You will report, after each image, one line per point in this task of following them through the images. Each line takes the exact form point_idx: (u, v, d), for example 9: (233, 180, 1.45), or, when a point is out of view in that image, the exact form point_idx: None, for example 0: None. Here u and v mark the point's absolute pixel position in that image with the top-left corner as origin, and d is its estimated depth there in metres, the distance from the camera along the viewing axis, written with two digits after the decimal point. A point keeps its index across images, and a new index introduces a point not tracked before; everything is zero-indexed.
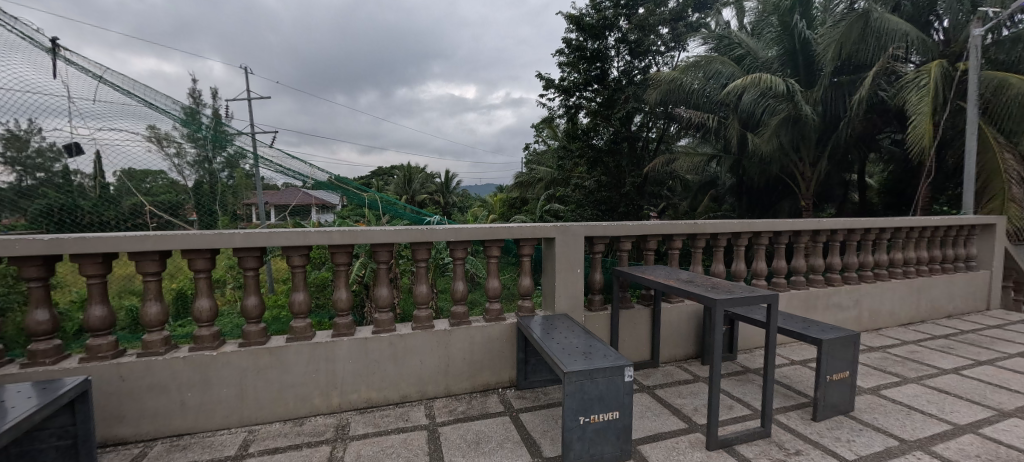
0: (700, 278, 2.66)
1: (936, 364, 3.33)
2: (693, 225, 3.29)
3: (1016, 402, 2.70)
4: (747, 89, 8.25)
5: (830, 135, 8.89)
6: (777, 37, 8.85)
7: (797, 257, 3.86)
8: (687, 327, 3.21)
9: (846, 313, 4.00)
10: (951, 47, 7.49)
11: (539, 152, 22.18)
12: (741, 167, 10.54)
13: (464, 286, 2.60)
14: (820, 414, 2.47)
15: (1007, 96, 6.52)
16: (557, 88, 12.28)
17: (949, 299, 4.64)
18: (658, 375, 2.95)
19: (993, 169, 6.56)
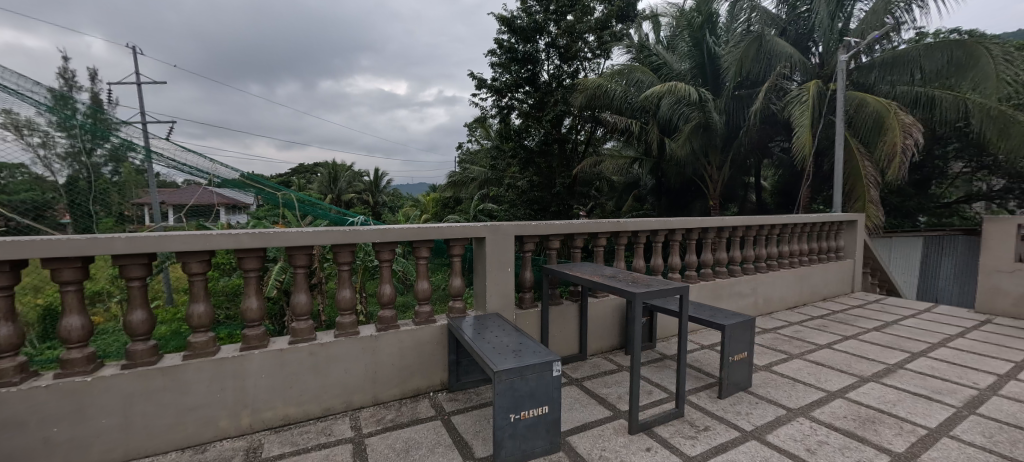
0: (622, 273, 2.82)
1: (815, 341, 3.86)
2: (617, 224, 3.48)
3: (873, 369, 3.22)
4: (665, 96, 8.83)
5: (734, 141, 9.82)
6: (689, 51, 9.68)
7: (705, 251, 4.27)
8: (611, 320, 3.39)
9: (746, 300, 4.48)
10: (824, 69, 8.72)
11: (472, 151, 22.13)
12: (660, 170, 11.35)
13: (392, 288, 2.51)
14: (725, 392, 2.74)
15: (865, 113, 7.72)
16: (490, 88, 12.36)
17: (825, 285, 5.40)
18: (586, 367, 3.08)
19: (856, 175, 7.73)
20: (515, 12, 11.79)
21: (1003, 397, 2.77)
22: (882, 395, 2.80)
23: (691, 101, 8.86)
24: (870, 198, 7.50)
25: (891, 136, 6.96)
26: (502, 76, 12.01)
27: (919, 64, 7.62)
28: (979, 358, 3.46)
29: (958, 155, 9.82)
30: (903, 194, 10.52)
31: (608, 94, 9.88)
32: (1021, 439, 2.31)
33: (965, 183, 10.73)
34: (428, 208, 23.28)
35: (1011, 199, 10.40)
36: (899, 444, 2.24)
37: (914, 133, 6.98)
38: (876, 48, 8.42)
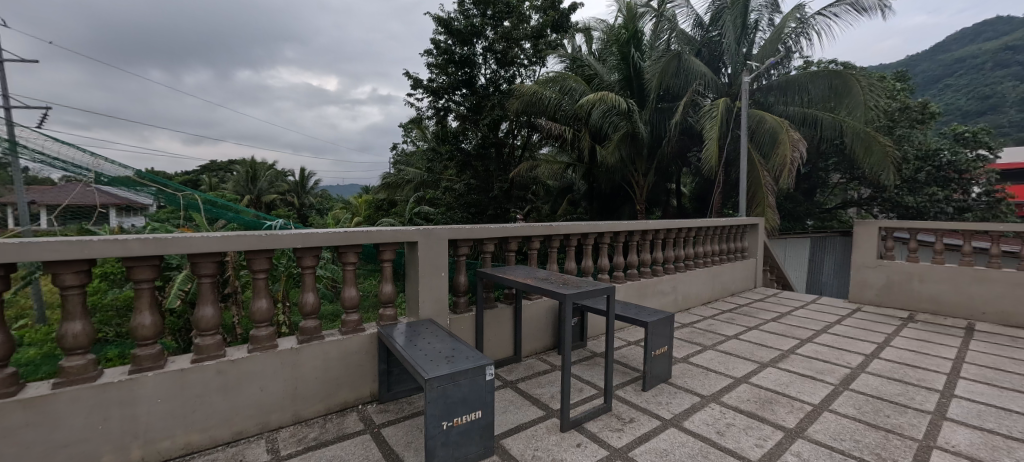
0: (554, 275, 2.89)
1: (725, 333, 4.25)
2: (550, 227, 3.57)
3: (771, 355, 3.62)
4: (596, 105, 9.23)
5: (657, 150, 10.53)
6: (617, 64, 10.15)
7: (631, 252, 4.53)
8: (544, 322, 3.46)
9: (667, 297, 4.82)
10: (732, 88, 9.68)
11: (407, 152, 21.60)
12: (592, 176, 11.85)
13: (316, 297, 2.35)
14: (648, 385, 2.92)
15: (763, 129, 8.68)
16: (425, 89, 12.17)
17: (733, 282, 5.97)
18: (520, 369, 3.12)
19: (758, 185, 8.67)
20: (451, 13, 11.70)
21: (869, 374, 3.25)
22: (778, 378, 3.15)
23: (620, 111, 9.37)
24: (768, 204, 8.45)
25: (783, 149, 7.91)
26: (438, 78, 11.86)
27: (806, 89, 8.73)
28: (852, 342, 4.02)
29: (837, 168, 11.39)
30: (795, 200, 11.98)
31: (542, 101, 10.22)
32: (883, 408, 2.72)
33: (841, 191, 12.47)
34: (361, 210, 22.34)
35: (875, 205, 12.25)
36: (792, 421, 2.53)
37: (801, 147, 8.01)
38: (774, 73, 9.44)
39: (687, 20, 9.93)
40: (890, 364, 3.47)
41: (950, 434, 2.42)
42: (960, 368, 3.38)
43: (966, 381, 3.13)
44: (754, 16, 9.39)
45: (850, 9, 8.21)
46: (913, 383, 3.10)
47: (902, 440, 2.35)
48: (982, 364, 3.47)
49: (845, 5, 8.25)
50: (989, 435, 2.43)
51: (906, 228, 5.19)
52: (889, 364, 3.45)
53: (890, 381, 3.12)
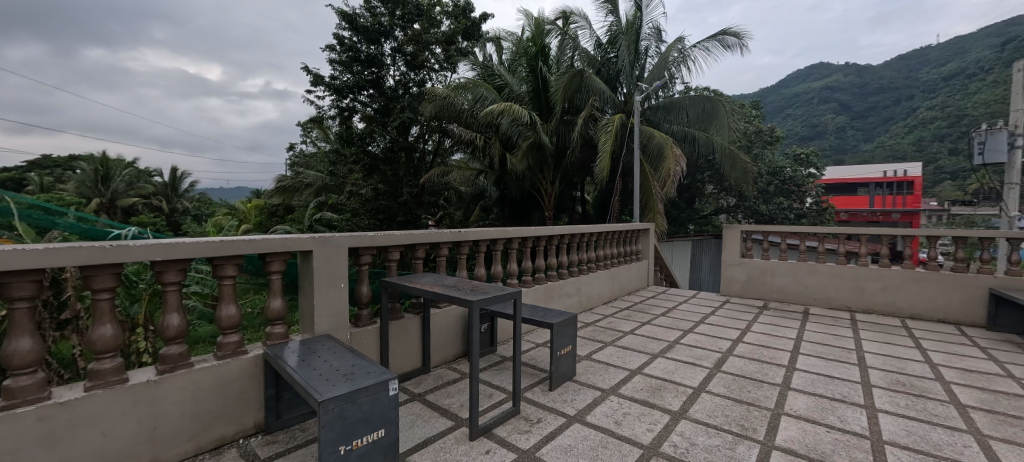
0: (462, 282, 2.86)
1: (622, 328, 4.59)
2: (458, 233, 3.53)
3: (660, 347, 3.99)
4: (504, 115, 9.42)
5: (562, 159, 11.07)
6: (526, 76, 10.47)
7: (539, 257, 4.69)
8: (453, 330, 3.40)
9: (572, 299, 5.07)
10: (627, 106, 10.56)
11: (307, 153, 19.98)
12: (503, 183, 12.00)
13: (182, 319, 2.03)
14: (554, 384, 3.03)
15: (652, 142, 9.61)
16: (327, 86, 11.50)
17: (629, 281, 6.50)
18: (429, 380, 3.02)
19: (649, 193, 9.58)
20: (357, 9, 11.15)
21: (736, 357, 3.76)
22: (666, 367, 3.49)
23: (526, 122, 9.69)
24: (658, 211, 9.37)
25: (668, 162, 8.90)
26: (343, 76, 11.32)
27: (686, 109, 9.88)
28: (723, 330, 4.62)
29: (711, 180, 13.09)
30: (679, 207, 13.47)
31: (454, 106, 10.19)
32: (746, 385, 3.14)
33: (715, 200, 14.32)
34: (250, 217, 20.05)
35: (739, 212, 14.09)
36: (677, 405, 2.81)
37: (682, 162, 9.08)
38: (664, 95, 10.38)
39: (588, 41, 10.66)
40: (752, 347, 4.05)
41: (794, 401, 2.90)
42: (801, 346, 4.06)
43: (805, 356, 3.78)
44: (645, 43, 10.37)
45: (718, 44, 9.46)
46: (768, 361, 3.65)
47: (760, 411, 2.75)
48: (815, 342, 4.22)
49: (714, 40, 9.49)
50: (821, 399, 2.95)
51: (761, 231, 6.13)
52: (751, 348, 4.02)
53: (751, 361, 3.64)
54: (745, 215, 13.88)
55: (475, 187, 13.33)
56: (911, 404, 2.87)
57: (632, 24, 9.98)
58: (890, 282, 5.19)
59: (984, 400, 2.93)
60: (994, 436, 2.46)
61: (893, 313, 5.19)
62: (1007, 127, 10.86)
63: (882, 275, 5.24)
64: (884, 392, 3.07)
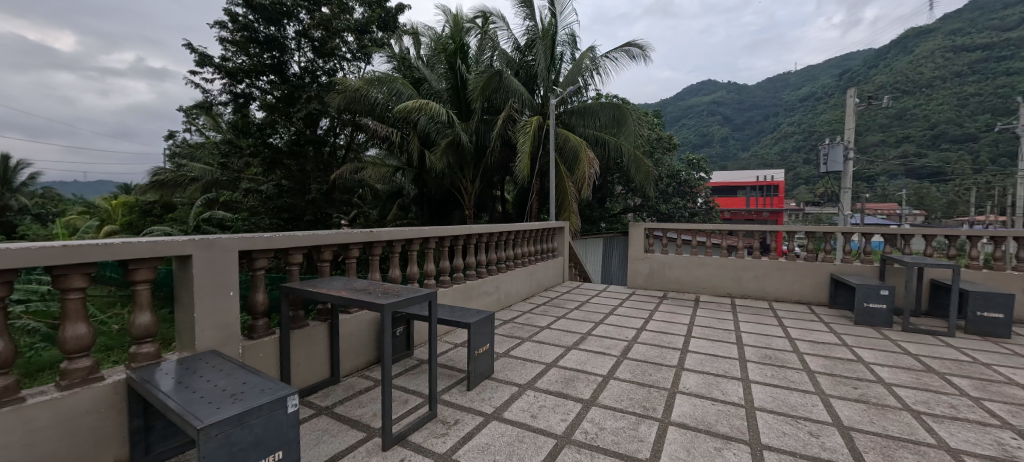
0: (372, 284, 2.69)
1: (539, 324, 4.72)
2: (370, 233, 3.33)
3: (573, 339, 4.18)
4: (420, 111, 9.16)
5: (482, 159, 11.01)
6: (445, 73, 10.32)
7: (456, 256, 4.64)
8: (364, 336, 3.21)
9: (490, 298, 5.10)
10: (544, 108, 10.86)
11: (192, 143, 17.56)
12: (421, 181, 11.60)
13: (9, 344, 1.65)
14: (472, 384, 3.01)
15: (566, 145, 10.00)
16: (216, 68, 10.28)
17: (546, 278, 6.71)
18: (338, 391, 2.82)
19: (564, 193, 10.00)
20: None
21: (640, 344, 4.07)
22: (579, 358, 3.66)
23: (444, 120, 9.54)
24: (573, 210, 9.83)
25: (582, 165, 9.37)
26: (237, 57, 10.28)
27: (597, 114, 10.44)
28: (629, 320, 4.98)
29: (618, 182, 14.04)
30: (592, 207, 14.21)
31: (368, 99, 9.68)
32: (648, 370, 3.42)
33: (623, 201, 15.37)
34: (116, 216, 17.07)
35: (643, 211, 15.31)
36: (588, 393, 2.96)
37: (594, 165, 9.63)
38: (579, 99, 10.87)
39: (506, 42, 10.74)
40: (653, 334, 4.41)
41: (687, 380, 3.22)
42: (693, 331, 4.53)
43: (696, 340, 4.22)
44: (560, 49, 10.72)
45: (625, 55, 10.17)
46: (667, 346, 4.01)
47: (659, 391, 3.02)
48: (705, 326, 4.74)
49: (621, 51, 10.18)
50: (708, 376, 3.32)
51: (662, 228, 6.72)
52: (653, 335, 4.38)
53: (653, 348, 3.97)
54: (648, 214, 15.13)
55: (391, 185, 12.79)
56: (776, 374, 3.36)
57: (548, 29, 10.27)
58: (761, 271, 6.02)
59: (828, 366, 3.52)
60: (834, 395, 2.97)
61: (763, 297, 6.02)
62: (844, 142, 13.20)
63: (755, 266, 6.06)
64: (756, 365, 3.54)
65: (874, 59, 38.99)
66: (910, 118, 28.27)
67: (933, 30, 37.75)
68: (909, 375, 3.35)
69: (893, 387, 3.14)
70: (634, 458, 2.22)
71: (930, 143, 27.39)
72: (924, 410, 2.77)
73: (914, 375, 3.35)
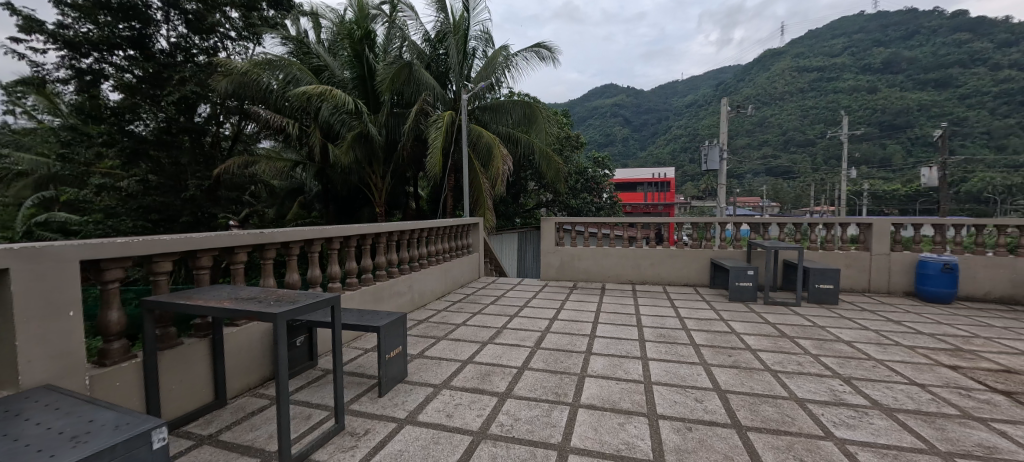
0: (263, 291, 2.39)
1: (454, 322, 4.66)
2: (262, 235, 2.96)
3: (488, 334, 4.20)
4: (322, 100, 8.54)
5: (393, 154, 10.53)
6: (350, 61, 9.74)
7: (365, 257, 4.38)
8: (255, 350, 2.87)
9: (403, 298, 4.91)
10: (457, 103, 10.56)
11: (18, 129, 14.20)
12: (326, 177, 10.59)
13: None
14: (384, 390, 2.86)
15: (479, 141, 10.00)
16: (49, 35, 8.39)
17: (461, 275, 6.66)
18: (226, 415, 2.49)
19: (478, 189, 9.96)
20: None
21: (552, 333, 4.23)
22: (494, 352, 3.69)
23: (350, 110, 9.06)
24: (488, 207, 9.88)
25: (496, 162, 9.44)
26: (81, 25, 8.51)
27: (509, 111, 10.57)
28: (542, 311, 5.15)
29: (530, 178, 14.44)
30: (505, 203, 14.42)
31: (259, 85, 8.78)
32: (560, 357, 3.56)
33: (536, 196, 15.82)
34: None
35: (554, 207, 15.95)
36: (503, 386, 3.00)
37: (508, 161, 9.77)
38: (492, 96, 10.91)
39: (416, 33, 10.33)
40: (564, 323, 4.61)
41: (594, 363, 3.42)
42: (600, 317, 4.83)
43: (602, 325, 4.51)
44: (472, 44, 10.58)
45: (535, 55, 10.43)
46: (577, 334, 4.22)
47: (570, 377, 3.16)
48: (610, 312, 5.09)
49: (531, 51, 10.42)
50: (612, 357, 3.56)
51: (571, 222, 7.03)
52: (564, 324, 4.58)
53: (563, 336, 4.15)
54: (559, 209, 15.79)
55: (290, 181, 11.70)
56: (669, 350, 3.72)
57: (460, 23, 10.05)
58: (655, 259, 6.62)
59: (710, 339, 3.98)
60: (715, 364, 3.38)
61: (658, 283, 6.63)
62: (720, 144, 15.04)
63: (651, 254, 6.65)
64: (654, 344, 3.88)
65: (742, 73, 45.00)
66: (769, 125, 33.23)
67: (784, 52, 44.78)
68: (770, 341, 3.93)
69: (758, 352, 3.66)
70: (546, 444, 2.28)
71: (783, 146, 32.45)
72: (780, 369, 3.27)
73: (774, 341, 3.93)
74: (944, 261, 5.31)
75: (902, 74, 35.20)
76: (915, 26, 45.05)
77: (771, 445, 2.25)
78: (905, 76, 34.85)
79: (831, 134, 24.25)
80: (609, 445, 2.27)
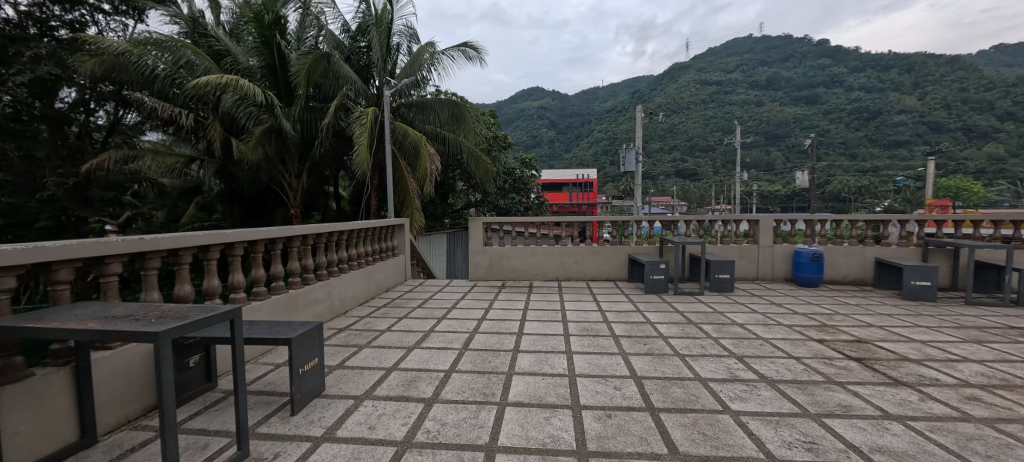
0: (143, 307, 2.07)
1: (378, 328, 4.45)
2: (142, 242, 2.56)
3: (414, 339, 4.07)
4: (226, 89, 7.69)
5: (309, 151, 9.77)
6: (256, 47, 8.78)
7: (275, 263, 4.00)
8: (135, 375, 2.49)
9: (320, 306, 4.58)
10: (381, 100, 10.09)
11: None
12: (229, 174, 9.45)
13: None
14: (298, 407, 2.63)
15: (405, 140, 9.67)
16: None
17: (385, 279, 6.39)
18: (99, 455, 2.13)
19: (406, 189, 9.61)
20: None
21: (481, 334, 4.22)
22: (420, 357, 3.58)
23: (259, 102, 8.29)
24: (416, 207, 9.55)
25: (423, 162, 9.18)
26: None
27: (436, 110, 10.34)
28: (470, 311, 5.11)
29: (457, 178, 14.28)
30: (432, 203, 14.09)
31: (142, 69, 7.54)
32: (488, 357, 3.56)
33: (464, 196, 15.68)
34: None
35: (481, 207, 15.93)
36: (430, 391, 2.92)
37: (436, 162, 9.54)
38: (418, 93, 10.61)
39: (334, 22, 9.71)
40: (492, 322, 4.63)
41: (521, 361, 3.48)
42: (528, 315, 4.92)
43: (529, 322, 4.60)
44: (396, 39, 10.21)
45: (461, 55, 10.32)
46: (505, 332, 4.25)
47: (498, 376, 3.17)
48: (537, 309, 5.20)
49: (458, 50, 10.30)
50: (539, 353, 3.65)
51: (498, 222, 7.06)
52: (492, 323, 4.59)
53: (492, 335, 4.16)
54: (488, 209, 15.82)
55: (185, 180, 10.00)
56: (591, 342, 3.89)
57: (383, 16, 9.61)
58: (578, 256, 6.91)
59: (629, 330, 4.24)
60: (633, 353, 3.60)
61: (582, 278, 6.93)
62: (636, 148, 16.10)
63: (574, 251, 6.92)
64: (578, 338, 4.04)
65: (654, 83, 48.70)
66: (677, 131, 36.29)
67: (688, 66, 49.20)
68: (679, 328, 4.28)
69: (669, 338, 3.96)
70: (474, 446, 2.26)
71: (689, 151, 35.63)
72: (686, 353, 3.58)
73: (683, 328, 4.29)
74: (812, 251, 6.20)
75: (782, 91, 40.49)
76: (791, 50, 52.12)
77: (679, 423, 2.44)
78: (784, 92, 40.12)
79: (728, 140, 27.15)
80: (535, 440, 2.31)
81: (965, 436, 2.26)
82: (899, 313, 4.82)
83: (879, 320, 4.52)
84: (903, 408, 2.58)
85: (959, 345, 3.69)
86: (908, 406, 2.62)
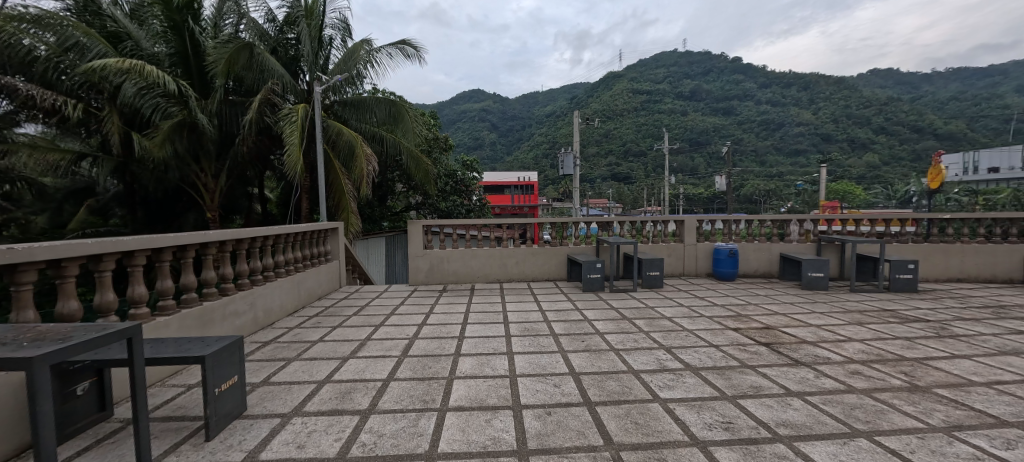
0: (13, 329, 1.78)
1: (308, 339, 4.17)
2: (11, 252, 2.17)
3: (349, 349, 3.86)
4: (127, 76, 6.89)
5: (229, 149, 9.00)
6: (163, 32, 7.94)
7: (186, 273, 3.61)
8: (4, 409, 2.13)
9: (241, 319, 4.20)
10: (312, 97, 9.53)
11: None
12: (128, 172, 8.39)
13: None
14: (214, 432, 2.39)
15: (340, 140, 9.19)
16: None
17: (316, 286, 6.02)
18: None
19: (341, 191, 9.13)
20: None
21: (421, 339, 4.11)
22: (356, 367, 3.42)
23: (168, 92, 7.51)
24: (351, 210, 9.08)
25: (359, 162, 8.78)
26: None
27: (373, 109, 9.95)
28: (409, 317, 4.97)
29: (395, 179, 13.82)
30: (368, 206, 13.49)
31: (16, 50, 6.55)
32: (428, 363, 3.48)
33: (403, 198, 15.19)
34: None
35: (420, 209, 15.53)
36: (366, 403, 2.79)
37: (373, 162, 9.16)
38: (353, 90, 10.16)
39: (257, 10, 9.01)
40: (433, 327, 4.53)
41: (462, 365, 3.43)
42: (469, 318, 4.88)
43: (471, 325, 4.56)
44: (328, 32, 9.72)
45: (399, 53, 10.04)
46: (446, 337, 4.17)
47: (438, 382, 3.10)
48: (478, 311, 5.19)
49: (396, 48, 10.01)
50: (480, 356, 3.63)
51: (438, 224, 6.93)
52: (433, 328, 4.50)
53: (432, 340, 4.07)
54: (429, 211, 15.36)
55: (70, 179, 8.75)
56: (533, 342, 3.95)
57: (314, 8, 9.09)
58: (519, 257, 6.98)
59: (568, 328, 4.35)
60: (571, 350, 3.71)
61: (522, 279, 7.00)
62: (575, 153, 16.61)
63: (515, 253, 6.98)
64: (518, 338, 4.08)
65: (590, 91, 50.69)
66: (611, 136, 38.08)
67: (621, 76, 51.78)
68: (614, 324, 4.47)
69: (605, 334, 4.13)
70: (413, 455, 2.20)
71: (622, 155, 37.53)
72: (621, 347, 3.75)
73: (618, 324, 4.49)
74: (729, 248, 6.82)
75: (703, 101, 43.98)
76: (711, 65, 56.80)
77: (613, 415, 2.55)
78: (705, 103, 43.59)
79: (657, 145, 28.95)
80: (476, 443, 2.30)
81: (851, 405, 2.59)
82: (800, 301, 5.43)
83: (785, 308, 5.05)
84: (802, 385, 2.90)
85: (846, 328, 4.22)
86: (806, 383, 2.95)
